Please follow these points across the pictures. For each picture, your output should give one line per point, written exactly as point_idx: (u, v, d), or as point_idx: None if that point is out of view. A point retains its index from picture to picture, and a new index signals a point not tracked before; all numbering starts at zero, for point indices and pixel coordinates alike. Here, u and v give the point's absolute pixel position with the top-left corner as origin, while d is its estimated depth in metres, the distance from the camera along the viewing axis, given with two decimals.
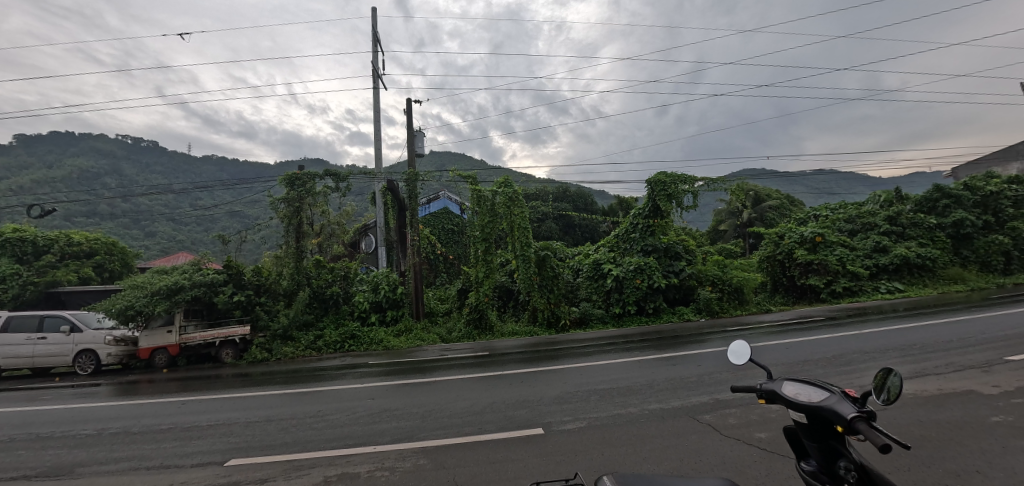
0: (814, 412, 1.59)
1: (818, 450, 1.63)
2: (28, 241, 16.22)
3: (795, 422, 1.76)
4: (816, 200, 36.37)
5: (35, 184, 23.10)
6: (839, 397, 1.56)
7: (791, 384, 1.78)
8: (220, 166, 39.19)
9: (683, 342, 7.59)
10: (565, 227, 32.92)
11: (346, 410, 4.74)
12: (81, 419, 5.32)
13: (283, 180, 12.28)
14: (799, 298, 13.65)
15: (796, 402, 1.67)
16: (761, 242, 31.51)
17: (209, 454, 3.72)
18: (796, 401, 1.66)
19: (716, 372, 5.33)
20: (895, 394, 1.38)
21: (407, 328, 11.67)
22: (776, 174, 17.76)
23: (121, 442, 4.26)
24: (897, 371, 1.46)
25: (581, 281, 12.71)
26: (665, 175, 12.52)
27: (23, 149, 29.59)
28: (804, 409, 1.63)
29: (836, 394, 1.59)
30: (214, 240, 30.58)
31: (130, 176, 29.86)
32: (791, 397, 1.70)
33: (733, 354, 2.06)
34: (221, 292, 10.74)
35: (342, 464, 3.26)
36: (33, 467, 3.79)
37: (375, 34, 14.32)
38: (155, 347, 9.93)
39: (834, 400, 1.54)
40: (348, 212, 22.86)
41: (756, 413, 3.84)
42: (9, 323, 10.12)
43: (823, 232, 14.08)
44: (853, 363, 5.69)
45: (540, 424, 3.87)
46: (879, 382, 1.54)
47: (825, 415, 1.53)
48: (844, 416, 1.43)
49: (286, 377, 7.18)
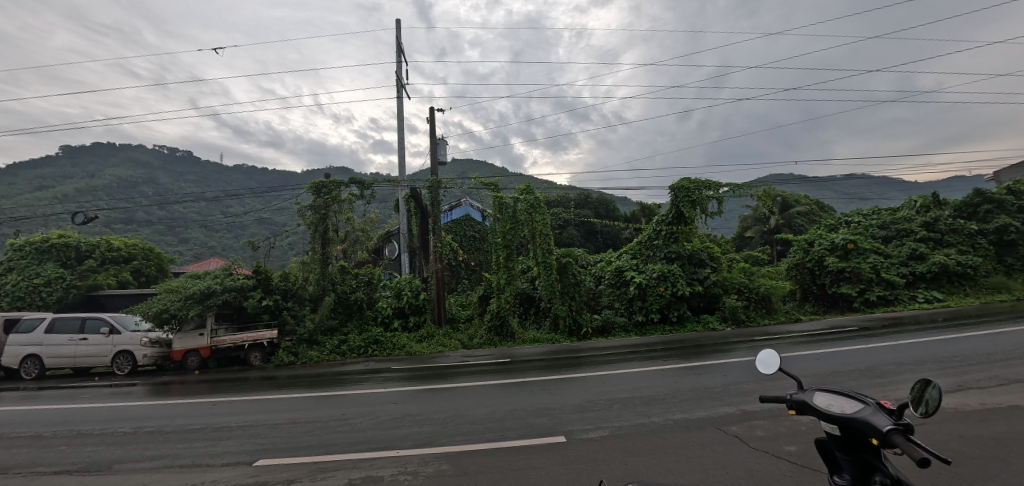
0: (847, 424, 1.57)
1: (851, 463, 1.61)
2: (72, 247, 17.06)
3: (827, 434, 1.73)
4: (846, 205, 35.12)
5: (77, 192, 24.41)
6: (874, 409, 1.54)
7: (823, 394, 1.76)
8: (249, 174, 40.67)
9: (707, 351, 7.41)
10: (586, 234, 32.92)
11: (369, 414, 4.81)
12: (119, 417, 5.52)
13: (310, 187, 12.51)
14: (830, 308, 13.16)
15: (828, 413, 1.65)
16: (789, 248, 30.56)
17: (238, 455, 3.81)
18: (827, 412, 1.65)
19: (742, 382, 5.17)
20: (933, 406, 1.33)
21: (428, 334, 11.73)
22: (804, 178, 17.25)
23: (152, 441, 4.40)
24: (936, 384, 1.41)
25: (603, 288, 12.48)
26: (689, 181, 12.31)
27: (68, 160, 31.36)
28: (836, 421, 1.61)
29: (871, 406, 1.57)
30: (244, 247, 31.55)
31: (164, 184, 31.21)
32: (823, 407, 1.68)
33: (760, 363, 2.00)
34: (251, 297, 11.06)
35: (365, 467, 3.29)
36: (74, 462, 3.97)
37: (398, 45, 14.53)
38: (187, 349, 10.19)
39: (868, 412, 1.52)
40: (372, 218, 23.37)
41: (785, 425, 3.71)
42: (53, 324, 10.61)
43: (856, 239, 13.61)
44: (887, 375, 5.44)
45: (560, 431, 3.82)
46: (916, 395, 1.49)
47: (858, 427, 1.52)
48: (879, 429, 1.41)
49: (310, 381, 7.30)
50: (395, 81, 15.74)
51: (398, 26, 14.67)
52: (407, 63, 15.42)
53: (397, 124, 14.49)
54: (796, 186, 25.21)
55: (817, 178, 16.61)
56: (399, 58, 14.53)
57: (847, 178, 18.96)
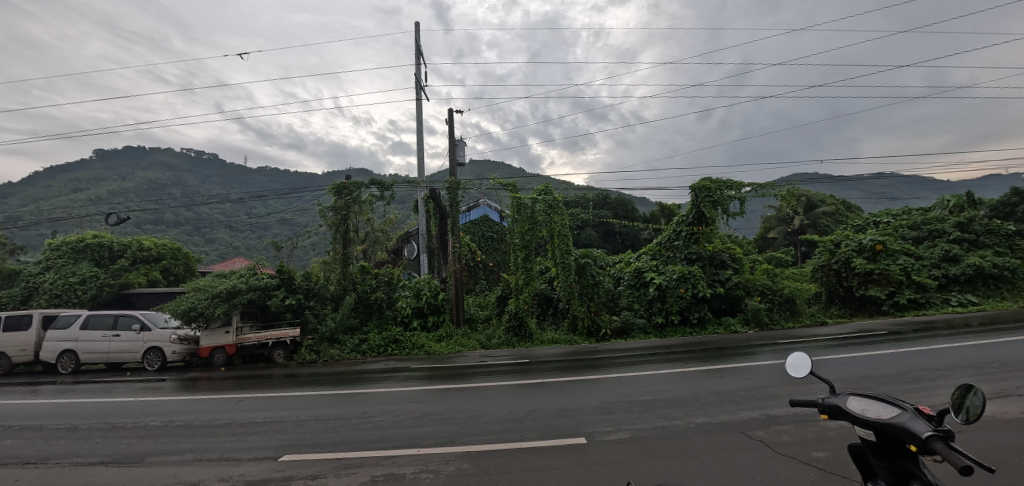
0: (883, 429, 1.52)
1: (887, 471, 1.57)
2: (105, 246, 17.75)
3: (861, 441, 1.68)
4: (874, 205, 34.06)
5: (109, 194, 25.40)
6: (913, 415, 1.49)
7: (856, 398, 1.70)
8: (271, 176, 41.69)
9: (729, 354, 7.27)
10: (605, 234, 32.71)
11: (390, 412, 4.87)
12: (152, 411, 5.72)
13: (332, 189, 12.75)
14: (857, 311, 12.78)
15: (863, 419, 1.60)
16: (815, 249, 29.71)
17: (264, 450, 3.90)
18: (863, 417, 1.60)
19: (766, 387, 5.05)
20: (976, 413, 1.28)
21: (447, 334, 11.82)
22: (830, 177, 16.79)
23: (183, 435, 4.55)
24: (978, 391, 1.36)
25: (622, 289, 12.37)
26: (710, 181, 12.12)
27: (102, 163, 32.70)
28: (873, 426, 1.56)
29: (909, 412, 1.52)
30: (267, 247, 32.30)
31: (191, 186, 32.23)
32: (857, 413, 1.63)
33: (790, 366, 1.95)
34: (275, 296, 11.32)
35: (387, 465, 3.34)
36: (109, 454, 4.12)
37: (417, 47, 14.69)
38: (214, 346, 10.51)
39: (907, 418, 1.47)
40: (391, 219, 23.70)
41: (812, 431, 3.61)
42: (89, 321, 11.06)
43: (885, 239, 13.17)
44: (920, 380, 5.24)
45: (581, 433, 3.80)
46: (957, 401, 1.44)
47: (896, 434, 1.47)
48: (918, 436, 1.36)
49: (332, 379, 7.44)
50: (414, 83, 15.90)
51: (417, 28, 14.80)
52: (425, 66, 15.59)
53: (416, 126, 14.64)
54: (821, 185, 24.58)
55: (844, 177, 16.15)
56: (418, 60, 14.67)
57: (875, 177, 18.39)
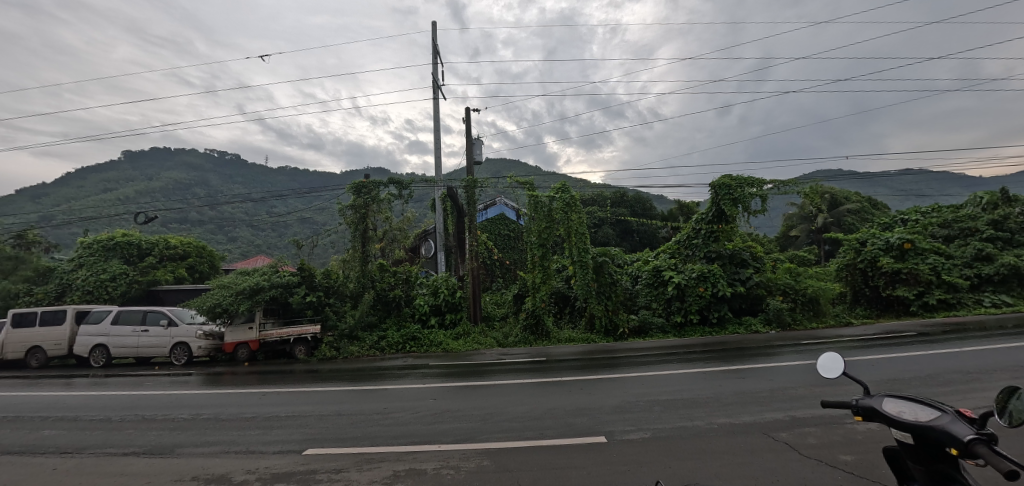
0: (921, 432, 1.48)
1: (926, 475, 1.53)
2: (134, 244, 18.39)
3: (898, 443, 1.65)
4: (902, 202, 32.94)
5: (136, 193, 26.26)
6: (954, 417, 1.44)
7: (892, 400, 1.67)
8: (291, 176, 42.55)
9: (750, 354, 7.15)
10: (621, 232, 32.45)
11: (410, 408, 4.93)
12: (181, 404, 5.91)
13: (351, 187, 12.94)
14: (884, 311, 12.44)
15: (900, 420, 1.56)
16: (839, 248, 28.95)
17: (288, 444, 3.99)
18: (900, 419, 1.55)
19: (790, 388, 4.96)
20: (1021, 416, 1.24)
21: (465, 332, 11.90)
22: (856, 173, 16.34)
23: (210, 428, 4.68)
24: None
25: (640, 288, 12.25)
26: (730, 178, 11.91)
27: (129, 164, 33.85)
28: (909, 429, 1.52)
29: (948, 414, 1.48)
30: (287, 245, 32.98)
31: (214, 186, 33.11)
32: (893, 414, 1.60)
33: (821, 366, 1.91)
34: (296, 293, 11.56)
35: (408, 460, 3.38)
36: (141, 444, 4.28)
37: (434, 46, 14.76)
38: (238, 342, 10.80)
39: (947, 420, 1.43)
40: (408, 218, 23.96)
41: (839, 434, 3.53)
42: (119, 316, 11.45)
43: (914, 238, 12.74)
44: (953, 383, 5.07)
45: (600, 432, 3.79)
46: (1002, 404, 1.38)
47: (935, 436, 1.42)
48: (959, 439, 1.32)
49: (352, 375, 7.57)
50: (431, 83, 16.01)
51: (434, 28, 14.85)
52: (442, 65, 15.65)
53: (433, 125, 14.73)
54: (846, 182, 23.92)
55: (870, 174, 15.70)
56: (435, 60, 14.75)
57: (904, 173, 17.77)
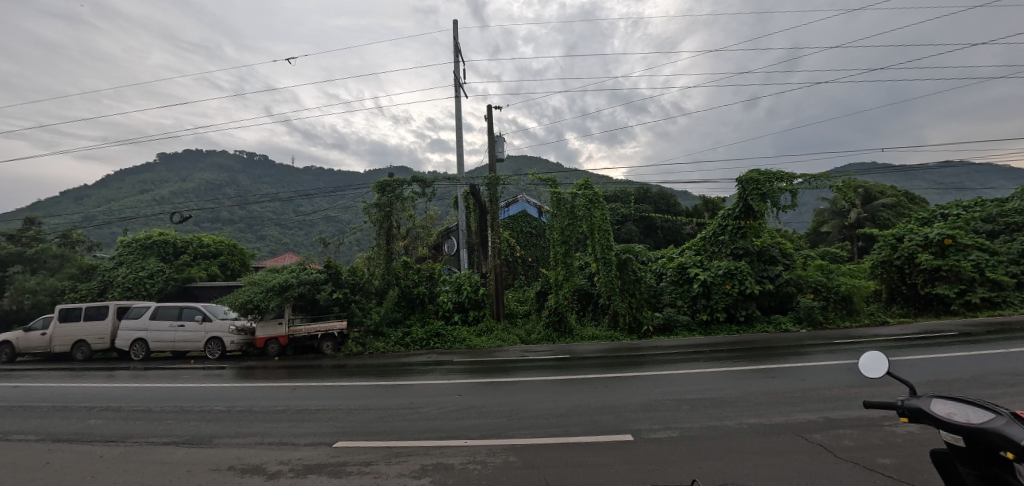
0: (973, 435, 1.42)
1: (978, 479, 1.47)
2: (170, 243, 19.19)
3: (947, 446, 1.58)
4: (941, 196, 31.48)
5: (171, 194, 27.37)
6: (1009, 419, 1.38)
7: (942, 401, 1.60)
8: (316, 175, 43.64)
9: (779, 354, 6.98)
10: (645, 229, 32.02)
11: (436, 404, 5.02)
12: (214, 397, 6.15)
13: (375, 186, 13.14)
14: (922, 310, 12.01)
15: (950, 422, 1.50)
16: (873, 244, 27.88)
17: (319, 436, 4.11)
18: (949, 421, 1.49)
19: (823, 388, 4.82)
20: None
21: (488, 328, 12.01)
22: (893, 166, 15.70)
23: (244, 420, 4.86)
24: None
25: (664, 286, 12.08)
26: (758, 172, 11.59)
27: (163, 166, 35.32)
28: (961, 431, 1.46)
29: (1004, 416, 1.41)
30: (316, 243, 33.88)
31: (245, 186, 34.18)
32: (943, 416, 1.53)
33: (864, 366, 1.85)
34: (323, 289, 11.84)
35: (436, 454, 3.44)
36: (179, 434, 4.49)
37: (455, 44, 14.81)
38: (268, 337, 11.15)
39: (1003, 423, 1.36)
40: (431, 215, 24.23)
41: (877, 436, 3.41)
42: (157, 311, 11.97)
43: (955, 233, 12.09)
44: (1000, 386, 4.84)
45: (627, 430, 3.77)
46: None
47: (989, 439, 1.37)
48: (1017, 443, 1.26)
49: (377, 370, 7.74)
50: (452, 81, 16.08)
51: (455, 26, 14.90)
52: (463, 63, 15.69)
53: (455, 123, 14.80)
54: (882, 176, 22.98)
55: (909, 167, 15.08)
56: (456, 58, 14.80)
57: (945, 166, 16.92)
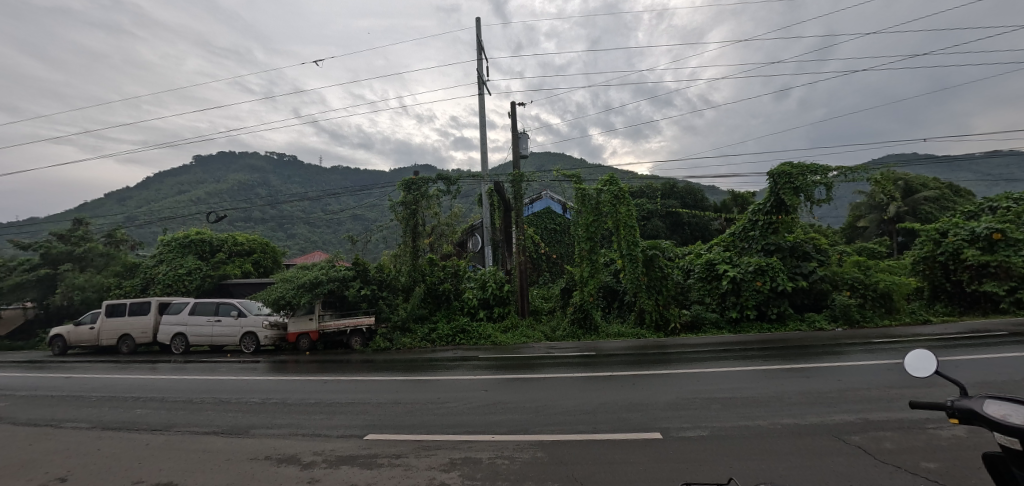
0: None
1: None
2: (207, 242, 20.07)
3: (1001, 449, 1.51)
4: (990, 188, 29.59)
5: (207, 194, 28.54)
6: None
7: (996, 402, 1.52)
8: (342, 175, 44.69)
9: (814, 353, 6.76)
10: (671, 225, 31.44)
11: (463, 399, 5.10)
12: (249, 389, 6.45)
13: (401, 184, 13.39)
14: (969, 309, 11.45)
15: (1005, 424, 1.42)
16: (915, 240, 26.53)
17: (350, 428, 4.24)
18: (1004, 423, 1.42)
19: (861, 389, 4.64)
20: None
21: (513, 325, 12.08)
22: (938, 156, 14.89)
23: (279, 411, 5.06)
24: None
25: (692, 282, 11.87)
26: (790, 165, 11.22)
27: (198, 168, 36.94)
28: (1017, 433, 1.38)
29: None
30: (343, 241, 34.72)
31: (275, 185, 35.29)
32: (997, 418, 1.46)
33: (910, 364, 1.77)
34: (351, 286, 12.16)
35: (464, 448, 3.50)
36: (218, 424, 4.72)
37: (478, 42, 14.86)
38: (300, 332, 11.52)
39: None
40: (455, 213, 24.41)
41: (920, 439, 3.27)
42: (196, 307, 12.55)
43: (1005, 227, 11.16)
44: None
45: (654, 428, 3.74)
46: None
47: None
48: None
49: (405, 365, 7.90)
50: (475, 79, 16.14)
51: (478, 24, 14.94)
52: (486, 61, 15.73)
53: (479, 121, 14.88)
54: (926, 168, 21.84)
55: (956, 158, 14.26)
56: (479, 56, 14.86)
57: (996, 155, 15.90)
